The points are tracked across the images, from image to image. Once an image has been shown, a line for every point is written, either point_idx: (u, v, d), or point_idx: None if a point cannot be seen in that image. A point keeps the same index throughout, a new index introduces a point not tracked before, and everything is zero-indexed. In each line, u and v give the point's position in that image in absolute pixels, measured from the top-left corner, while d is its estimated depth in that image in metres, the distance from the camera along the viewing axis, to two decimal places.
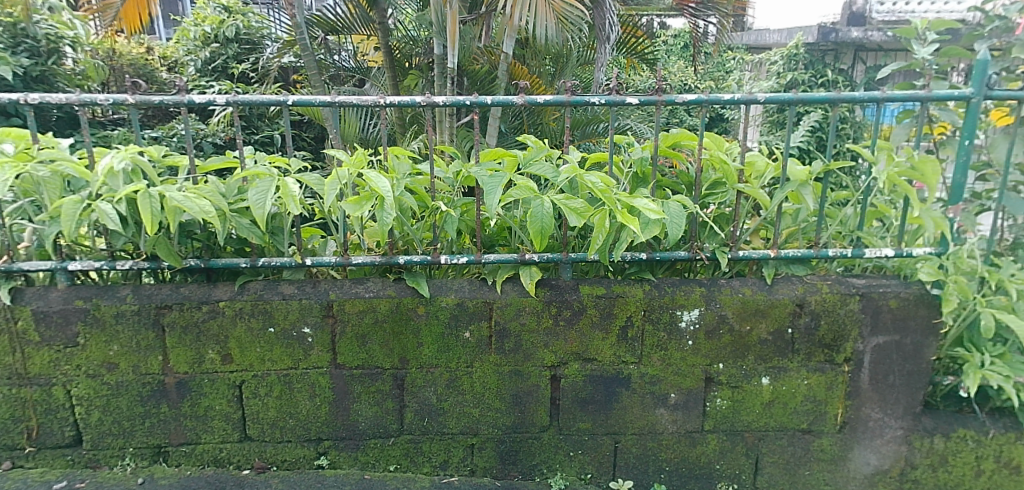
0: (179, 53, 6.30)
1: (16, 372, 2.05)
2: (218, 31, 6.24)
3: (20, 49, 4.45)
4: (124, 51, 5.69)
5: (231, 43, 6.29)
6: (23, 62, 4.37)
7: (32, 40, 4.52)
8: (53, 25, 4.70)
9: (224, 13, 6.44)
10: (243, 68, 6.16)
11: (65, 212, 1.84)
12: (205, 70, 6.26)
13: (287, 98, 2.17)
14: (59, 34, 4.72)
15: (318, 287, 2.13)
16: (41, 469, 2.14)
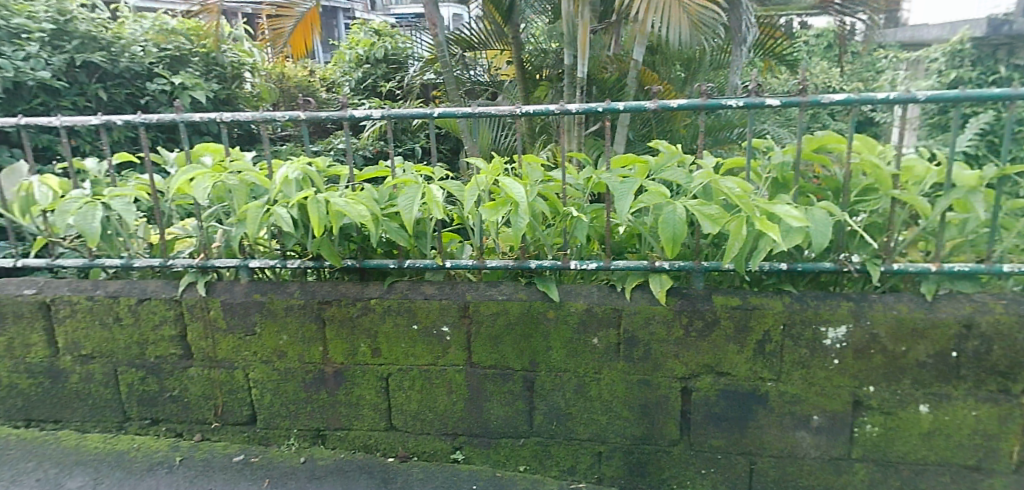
0: (337, 75, 6.94)
1: (207, 356, 2.35)
2: (369, 53, 6.79)
3: (213, 76, 5.11)
4: (291, 75, 6.35)
5: (380, 63, 6.81)
6: (215, 87, 5.01)
7: (221, 68, 5.16)
8: (237, 53, 5.34)
9: (375, 36, 7.01)
10: (390, 86, 6.64)
11: (250, 215, 2.10)
12: (358, 89, 6.84)
13: (432, 111, 2.34)
14: (241, 62, 5.35)
15: (456, 288, 2.25)
16: (224, 442, 2.43)
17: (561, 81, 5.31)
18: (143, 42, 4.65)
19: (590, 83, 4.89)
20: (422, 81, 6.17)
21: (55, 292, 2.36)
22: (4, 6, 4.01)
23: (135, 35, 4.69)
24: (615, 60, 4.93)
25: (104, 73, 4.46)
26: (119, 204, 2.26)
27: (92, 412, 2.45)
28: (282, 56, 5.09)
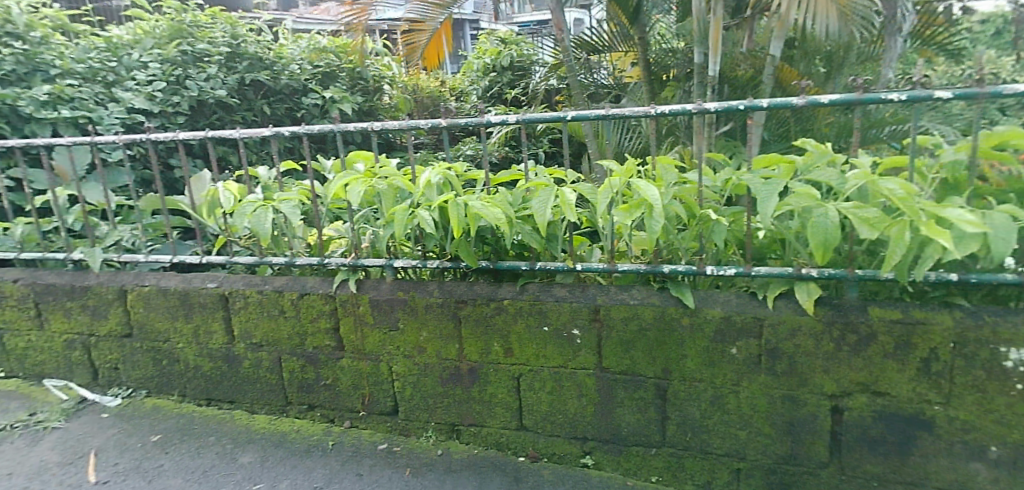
0: (465, 84, 7.20)
1: (357, 348, 2.51)
2: (496, 61, 6.96)
3: (357, 89, 5.51)
4: (424, 85, 6.65)
5: (506, 71, 6.94)
6: (359, 99, 5.39)
7: (364, 81, 5.55)
8: (378, 67, 5.73)
9: (501, 45, 7.19)
10: (515, 93, 6.72)
11: (397, 216, 2.21)
12: (485, 97, 7.06)
13: (566, 113, 2.40)
14: (381, 75, 5.74)
15: (586, 291, 2.23)
16: (369, 430, 2.58)
17: (689, 80, 5.15)
18: (299, 60, 5.05)
19: (721, 82, 4.61)
20: (546, 86, 6.21)
21: (232, 286, 2.63)
22: (190, 34, 4.55)
23: (293, 54, 5.10)
24: (749, 57, 4.66)
25: (268, 90, 4.91)
26: (286, 208, 2.49)
27: (260, 395, 2.70)
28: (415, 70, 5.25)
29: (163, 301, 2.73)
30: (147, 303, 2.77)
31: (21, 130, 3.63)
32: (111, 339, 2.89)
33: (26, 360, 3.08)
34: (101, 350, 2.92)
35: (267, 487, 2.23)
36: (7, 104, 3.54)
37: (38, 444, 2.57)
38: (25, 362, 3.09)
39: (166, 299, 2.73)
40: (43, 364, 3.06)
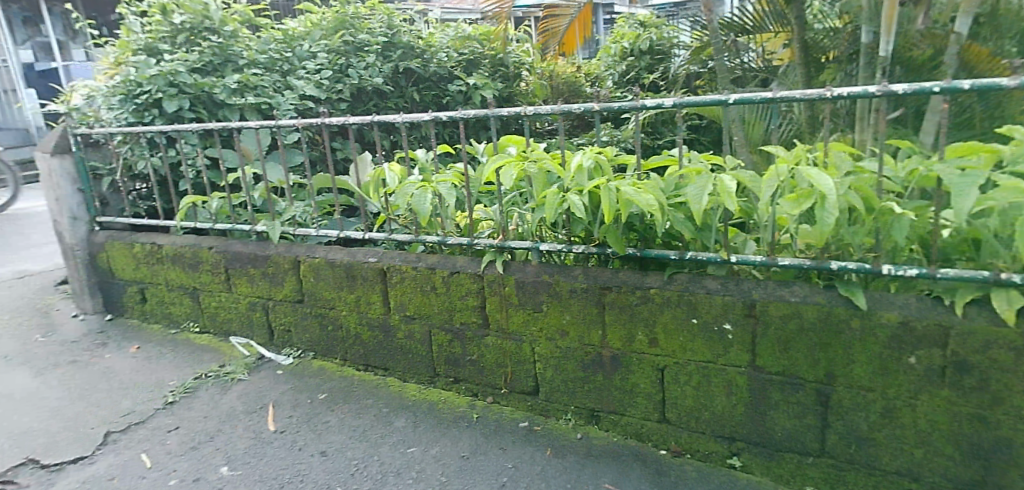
0: (601, 69, 7.01)
1: (501, 327, 2.57)
2: (634, 45, 6.71)
3: (498, 75, 5.61)
4: (561, 71, 6.54)
5: (645, 55, 6.67)
6: (500, 85, 5.50)
7: (505, 68, 5.63)
8: (519, 54, 5.79)
9: (640, 29, 6.97)
10: (653, 77, 6.43)
11: (549, 200, 2.25)
12: (621, 82, 6.79)
13: (728, 95, 2.25)
14: (521, 61, 5.80)
15: (741, 285, 2.12)
16: (510, 408, 2.64)
17: (854, 62, 4.63)
18: (448, 48, 5.24)
19: (893, 63, 4.17)
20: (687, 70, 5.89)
21: (390, 261, 2.80)
22: (352, 25, 4.87)
23: (442, 43, 5.29)
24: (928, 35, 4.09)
25: (418, 77, 5.11)
26: (444, 189, 2.63)
27: (411, 365, 2.87)
28: (555, 57, 5.01)
29: (331, 272, 2.98)
30: (316, 273, 3.03)
31: (215, 115, 4.09)
32: (286, 304, 3.20)
33: (217, 317, 3.50)
34: (277, 313, 3.24)
35: (419, 451, 2.38)
36: (205, 91, 4.01)
37: (227, 393, 2.92)
38: (216, 320, 3.51)
39: (333, 270, 2.97)
40: (230, 322, 3.45)
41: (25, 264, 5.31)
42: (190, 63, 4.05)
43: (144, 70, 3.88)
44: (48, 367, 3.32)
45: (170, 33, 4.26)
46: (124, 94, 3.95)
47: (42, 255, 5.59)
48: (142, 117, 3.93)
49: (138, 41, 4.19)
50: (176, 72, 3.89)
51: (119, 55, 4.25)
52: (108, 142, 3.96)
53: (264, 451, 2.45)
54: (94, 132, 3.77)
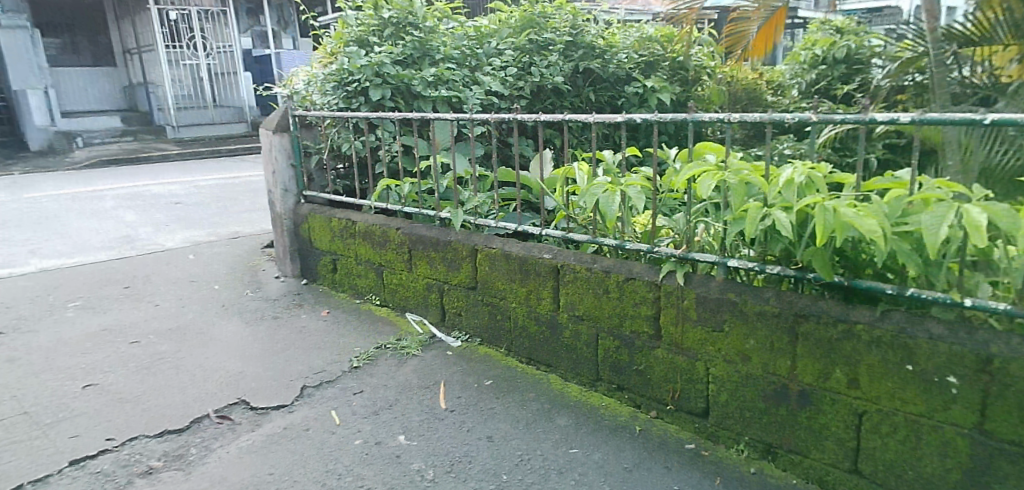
0: (785, 77, 6.18)
1: (675, 341, 2.46)
2: (828, 53, 5.85)
3: (677, 78, 5.39)
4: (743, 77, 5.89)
5: (839, 64, 5.79)
6: (678, 89, 5.28)
7: (685, 71, 5.40)
8: (701, 57, 5.51)
9: (835, 35, 6.08)
10: (849, 88, 5.59)
11: (750, 214, 2.11)
12: (808, 92, 5.99)
13: (983, 116, 1.89)
14: (704, 65, 5.51)
15: (975, 334, 1.84)
16: (674, 426, 2.52)
17: None
18: (628, 49, 5.14)
19: None
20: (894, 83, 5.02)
21: (564, 259, 2.79)
22: (539, 24, 4.96)
23: (623, 43, 5.20)
24: None
25: (596, 77, 5.09)
26: (633, 192, 2.56)
27: (573, 366, 2.85)
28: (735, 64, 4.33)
29: (506, 264, 3.04)
30: (492, 264, 3.11)
31: (411, 105, 4.35)
32: (460, 288, 3.32)
33: (396, 293, 3.73)
34: (451, 297, 3.38)
35: (581, 453, 2.36)
36: (404, 83, 4.27)
37: (403, 366, 3.12)
38: (395, 296, 3.75)
39: (508, 262, 3.02)
40: (407, 300, 3.66)
41: (239, 227, 6.04)
42: (395, 55, 4.34)
43: (356, 61, 4.21)
44: (256, 320, 3.76)
45: (380, 26, 4.58)
46: (337, 82, 4.34)
47: (251, 220, 6.32)
48: (350, 103, 4.28)
49: (352, 34, 4.58)
50: (383, 64, 4.19)
51: (334, 46, 4.65)
52: (319, 124, 4.36)
53: (436, 427, 2.57)
54: (310, 115, 4.17)
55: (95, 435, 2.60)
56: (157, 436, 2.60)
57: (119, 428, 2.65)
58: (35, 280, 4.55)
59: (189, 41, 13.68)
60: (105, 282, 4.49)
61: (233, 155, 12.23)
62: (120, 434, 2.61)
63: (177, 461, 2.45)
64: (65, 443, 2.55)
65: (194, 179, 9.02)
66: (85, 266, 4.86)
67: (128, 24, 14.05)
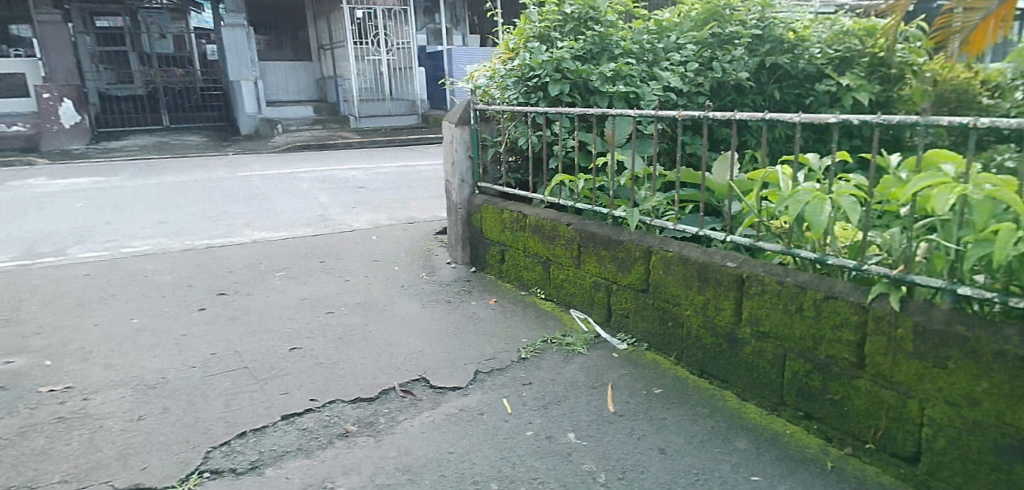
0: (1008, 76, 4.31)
1: (883, 373, 2.19)
2: None
3: (876, 77, 4.69)
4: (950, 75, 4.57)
5: None
6: (877, 88, 4.60)
7: (886, 69, 4.68)
8: (907, 54, 4.70)
9: None
10: None
11: (1000, 237, 1.87)
12: None
13: None
14: (910, 63, 4.71)
15: None
16: (874, 467, 2.26)
17: None
18: (821, 44, 4.58)
19: None
20: None
21: (752, 269, 2.60)
22: (723, 16, 4.62)
23: (817, 36, 4.66)
24: None
25: (783, 73, 4.64)
26: (846, 202, 2.32)
27: (753, 384, 2.66)
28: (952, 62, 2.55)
29: (682, 268, 2.88)
30: (667, 267, 2.95)
31: (587, 101, 4.20)
32: (629, 290, 3.21)
33: (561, 289, 3.69)
34: (619, 298, 3.28)
35: (764, 482, 2.21)
36: (582, 78, 4.13)
37: (569, 363, 3.11)
38: (560, 292, 3.71)
39: (686, 267, 2.85)
40: (572, 296, 3.61)
41: (414, 212, 6.39)
42: (575, 50, 4.20)
43: (537, 56, 4.14)
44: (432, 302, 3.96)
45: (562, 21, 4.43)
46: (518, 77, 4.35)
47: (424, 206, 6.66)
48: (530, 98, 4.29)
49: (534, 29, 4.46)
50: (563, 59, 4.06)
51: (515, 42, 4.57)
52: (498, 118, 4.38)
53: (606, 430, 2.55)
54: (489, 109, 4.21)
55: (300, 395, 2.90)
56: (352, 402, 2.84)
57: (320, 390, 2.93)
58: (248, 250, 5.15)
59: (373, 38, 14.64)
60: (303, 256, 4.98)
61: (408, 145, 13.03)
62: (321, 396, 2.89)
63: (369, 428, 2.66)
64: (277, 398, 2.87)
65: (373, 166, 9.70)
66: (287, 240, 5.41)
67: (322, 22, 15.38)
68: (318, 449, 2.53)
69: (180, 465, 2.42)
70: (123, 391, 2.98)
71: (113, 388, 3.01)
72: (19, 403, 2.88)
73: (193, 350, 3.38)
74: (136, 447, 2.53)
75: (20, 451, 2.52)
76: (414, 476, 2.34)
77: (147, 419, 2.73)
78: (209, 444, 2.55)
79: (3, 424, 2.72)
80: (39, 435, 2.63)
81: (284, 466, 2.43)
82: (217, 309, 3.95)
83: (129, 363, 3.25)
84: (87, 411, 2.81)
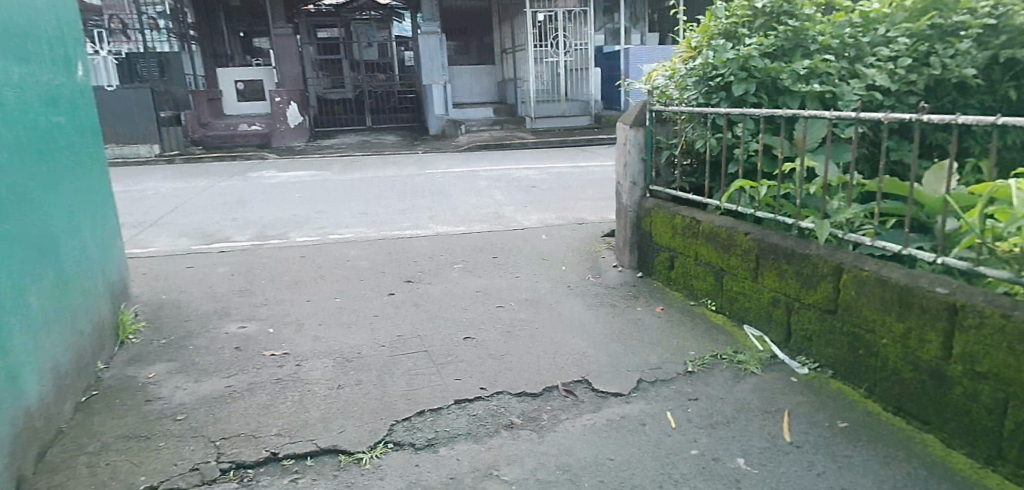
0: None
1: None
2: None
3: None
4: None
5: None
6: None
7: None
8: None
9: None
10: None
11: None
12: None
13: None
14: None
15: None
16: None
17: None
18: None
19: None
20: None
21: (968, 298, 2.25)
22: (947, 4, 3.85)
23: None
24: None
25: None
26: None
27: (963, 432, 2.31)
28: None
29: (880, 291, 2.56)
30: (860, 288, 2.65)
31: (775, 101, 3.92)
32: (814, 310, 2.93)
33: (735, 302, 3.47)
34: (802, 317, 3.00)
35: None
36: (771, 77, 3.85)
37: (740, 382, 2.93)
38: (733, 305, 3.49)
39: (885, 290, 2.54)
40: (746, 311, 3.38)
41: (584, 213, 6.40)
42: (764, 47, 3.89)
43: (722, 54, 3.91)
44: (598, 304, 3.94)
45: (751, 16, 4.10)
46: (699, 77, 4.14)
47: (595, 208, 6.63)
48: (711, 98, 4.07)
49: (719, 26, 4.19)
50: (751, 56, 3.79)
51: (698, 41, 4.32)
52: (675, 119, 4.18)
53: (779, 460, 2.37)
54: (667, 109, 4.06)
55: (472, 383, 3.03)
56: (518, 395, 2.91)
57: (489, 380, 3.05)
58: (432, 242, 5.50)
59: (553, 40, 14.67)
60: (479, 250, 5.21)
61: (580, 145, 13.08)
62: (490, 386, 3.00)
63: (533, 423, 2.71)
64: (451, 383, 3.03)
65: (546, 166, 9.86)
66: (465, 235, 5.69)
67: (507, 25, 15.91)
68: (486, 436, 2.63)
69: (368, 434, 2.66)
70: (325, 361, 3.33)
71: (318, 358, 3.38)
72: (248, 363, 3.34)
73: (382, 331, 3.69)
74: (335, 412, 2.82)
75: (249, 404, 2.93)
76: (574, 477, 2.34)
77: (344, 389, 3.03)
78: (392, 418, 2.76)
79: (237, 379, 3.17)
80: (262, 391, 3.03)
81: (455, 448, 2.56)
82: (404, 294, 4.27)
83: (332, 337, 3.63)
84: (299, 375, 3.18)
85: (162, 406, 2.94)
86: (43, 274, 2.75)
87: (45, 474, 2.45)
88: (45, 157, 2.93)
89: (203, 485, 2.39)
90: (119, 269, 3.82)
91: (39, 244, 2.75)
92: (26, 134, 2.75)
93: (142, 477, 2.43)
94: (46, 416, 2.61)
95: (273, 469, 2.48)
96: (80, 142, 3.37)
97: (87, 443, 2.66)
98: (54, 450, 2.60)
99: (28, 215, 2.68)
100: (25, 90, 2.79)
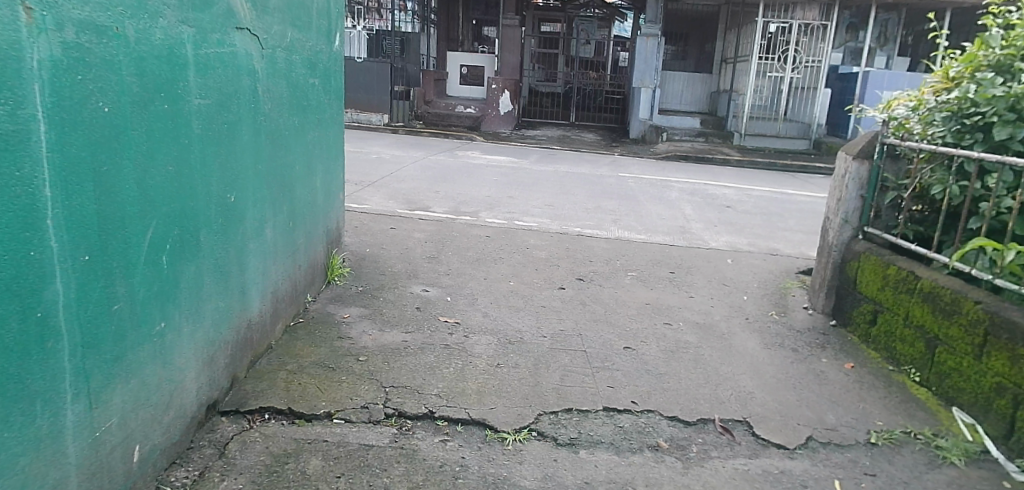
0: None
1: None
2: None
3: None
4: None
5: None
6: None
7: None
8: None
9: None
10: None
11: None
12: None
13: None
14: None
15: None
16: None
17: None
18: None
19: None
20: None
21: None
22: None
23: None
24: None
25: None
26: None
27: None
28: None
29: None
30: None
31: None
32: None
33: (946, 379, 2.97)
34: None
35: None
36: None
37: (933, 470, 2.51)
38: (943, 381, 2.98)
39: None
40: (960, 391, 2.88)
41: (778, 244, 5.92)
42: None
43: (987, 89, 3.32)
44: (776, 345, 3.61)
45: None
46: (952, 111, 3.56)
47: (792, 240, 6.10)
48: (962, 139, 3.48)
49: (988, 55, 3.48)
50: None
51: (960, 71, 3.62)
52: (910, 157, 3.66)
53: None
54: (903, 145, 3.56)
55: (624, 394, 2.94)
56: (669, 419, 2.77)
57: (643, 395, 2.94)
58: (612, 245, 5.43)
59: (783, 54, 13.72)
60: (657, 263, 5.04)
61: (790, 171, 12.13)
62: (642, 402, 2.89)
63: (680, 451, 2.56)
64: (603, 389, 2.97)
65: (746, 187, 9.28)
66: (647, 244, 5.55)
67: (733, 35, 15.18)
68: (629, 451, 2.53)
69: (516, 416, 2.70)
70: (491, 338, 3.44)
71: (484, 334, 3.50)
72: (425, 324, 3.56)
73: (547, 322, 3.72)
74: (490, 388, 2.90)
75: (418, 361, 3.11)
76: None
77: (503, 369, 3.10)
78: (541, 408, 2.77)
79: (413, 336, 3.39)
80: (431, 353, 3.21)
81: (596, 454, 2.50)
82: (574, 291, 4.27)
83: (501, 317, 3.74)
84: (465, 346, 3.32)
85: (350, 345, 3.23)
86: (279, 211, 3.13)
87: (253, 379, 2.81)
88: (298, 111, 3.31)
89: (368, 423, 2.59)
90: (339, 217, 4.25)
91: (281, 182, 3.13)
92: (287, 90, 3.14)
93: (323, 403, 2.68)
94: (262, 331, 2.99)
95: (427, 426, 2.61)
96: (326, 101, 3.78)
97: (288, 362, 3.00)
98: (262, 360, 2.97)
99: (277, 160, 3.06)
100: (293, 51, 3.18)
